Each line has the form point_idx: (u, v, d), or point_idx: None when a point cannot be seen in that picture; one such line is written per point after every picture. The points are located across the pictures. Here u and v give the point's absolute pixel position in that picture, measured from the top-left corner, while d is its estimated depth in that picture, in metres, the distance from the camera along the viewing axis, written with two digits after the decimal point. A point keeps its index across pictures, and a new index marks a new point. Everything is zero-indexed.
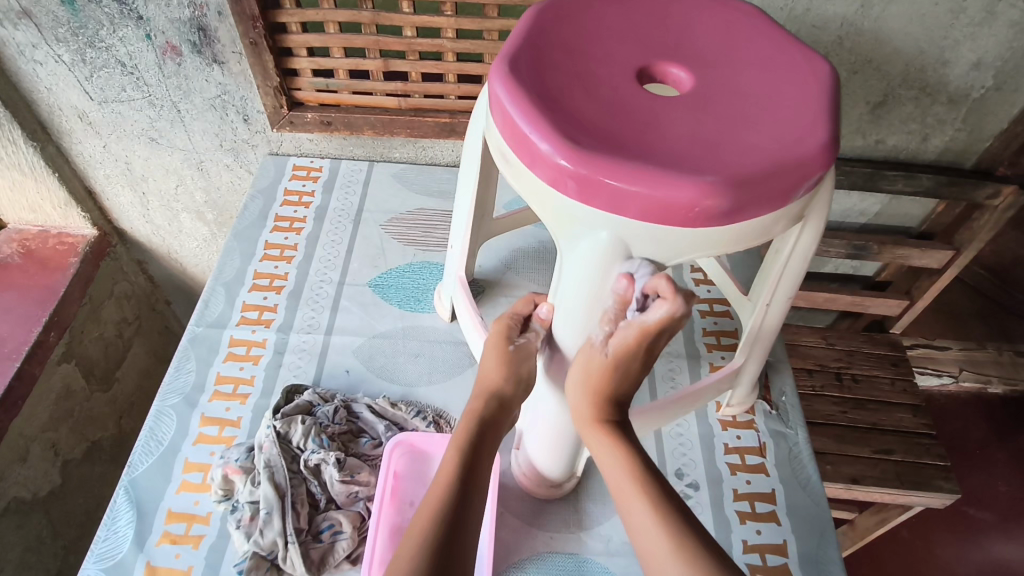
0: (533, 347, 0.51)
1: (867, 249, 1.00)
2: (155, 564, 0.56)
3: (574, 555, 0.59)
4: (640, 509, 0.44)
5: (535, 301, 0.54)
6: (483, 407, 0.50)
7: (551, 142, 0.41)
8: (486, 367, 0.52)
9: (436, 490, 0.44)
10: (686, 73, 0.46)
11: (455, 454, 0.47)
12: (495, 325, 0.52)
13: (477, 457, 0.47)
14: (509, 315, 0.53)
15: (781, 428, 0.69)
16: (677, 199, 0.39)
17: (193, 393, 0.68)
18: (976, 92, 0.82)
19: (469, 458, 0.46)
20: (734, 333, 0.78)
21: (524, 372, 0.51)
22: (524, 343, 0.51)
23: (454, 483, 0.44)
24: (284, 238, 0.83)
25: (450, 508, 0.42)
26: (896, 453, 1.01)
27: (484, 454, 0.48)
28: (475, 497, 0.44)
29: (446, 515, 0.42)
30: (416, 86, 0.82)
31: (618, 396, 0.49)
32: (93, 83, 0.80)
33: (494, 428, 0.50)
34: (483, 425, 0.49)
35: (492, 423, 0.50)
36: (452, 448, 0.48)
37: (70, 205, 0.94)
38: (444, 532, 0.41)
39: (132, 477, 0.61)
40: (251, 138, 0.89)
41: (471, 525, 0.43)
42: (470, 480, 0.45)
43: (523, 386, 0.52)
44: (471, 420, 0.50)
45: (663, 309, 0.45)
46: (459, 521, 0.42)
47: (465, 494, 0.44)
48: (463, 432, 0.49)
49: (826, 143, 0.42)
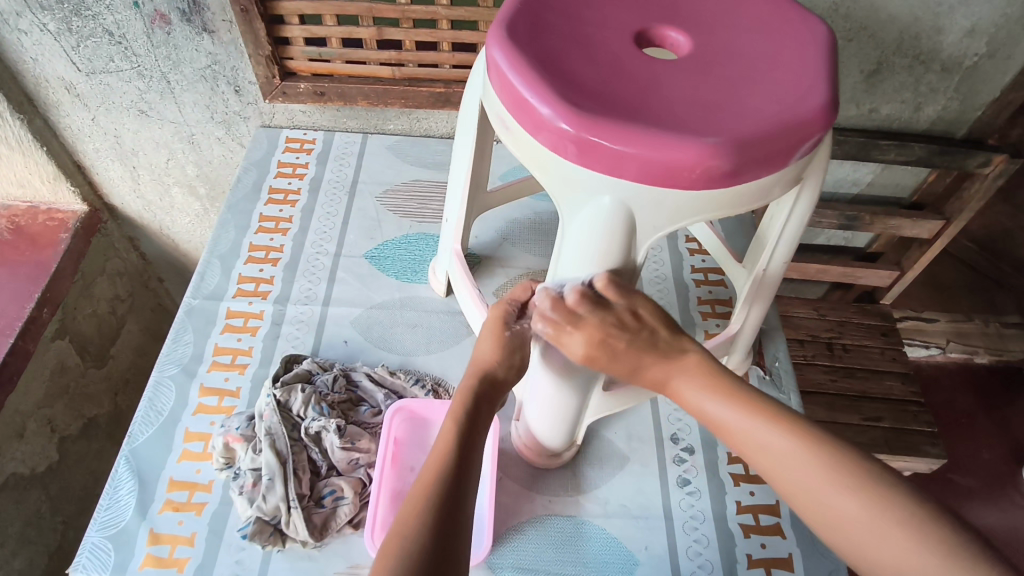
0: (529, 334, 0.51)
1: (858, 220, 1.01)
2: (158, 531, 0.57)
3: (573, 518, 0.60)
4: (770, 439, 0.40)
5: (532, 288, 0.53)
6: (478, 385, 0.49)
7: (551, 106, 0.40)
8: (481, 349, 0.51)
9: (430, 467, 0.43)
10: (684, 37, 0.46)
11: (451, 427, 0.46)
12: (493, 309, 0.51)
13: (473, 430, 0.47)
14: (508, 301, 0.52)
15: (774, 393, 0.71)
16: (680, 160, 0.39)
17: (192, 363, 0.68)
18: (970, 60, 0.82)
19: (466, 430, 0.46)
20: (728, 302, 0.79)
21: (517, 360, 0.51)
22: (520, 329, 0.51)
23: (450, 460, 0.44)
24: (278, 210, 0.82)
25: (445, 484, 0.42)
26: (885, 420, 1.03)
27: (481, 428, 0.47)
28: (472, 476, 0.44)
29: (440, 491, 0.42)
30: (411, 55, 0.81)
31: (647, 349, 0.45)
32: (80, 52, 0.78)
33: (488, 403, 0.49)
34: (478, 399, 0.48)
35: (487, 398, 0.49)
36: (448, 421, 0.47)
37: (60, 179, 0.93)
38: (441, 508, 0.41)
39: (133, 447, 0.62)
40: (243, 109, 0.88)
41: (466, 500, 0.43)
42: (465, 462, 0.44)
43: (515, 371, 0.51)
44: (466, 395, 0.48)
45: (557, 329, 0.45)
46: (456, 497, 0.42)
47: (461, 475, 0.43)
48: (459, 404, 0.48)
49: (826, 103, 0.42)
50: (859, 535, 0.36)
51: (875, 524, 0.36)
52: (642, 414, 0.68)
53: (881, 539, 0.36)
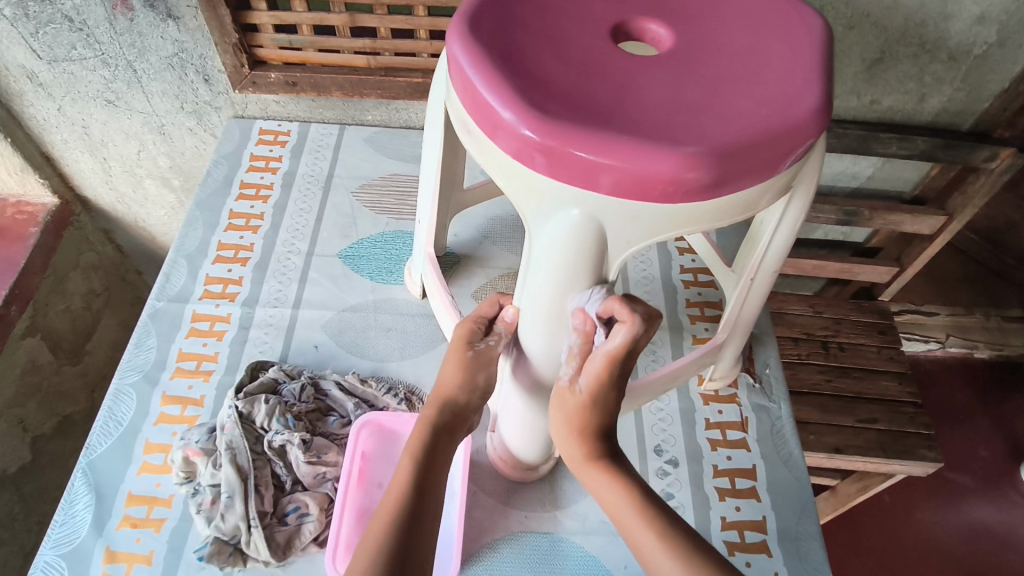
0: (495, 351, 0.49)
1: (857, 215, 0.98)
2: (115, 549, 0.54)
3: (550, 534, 0.58)
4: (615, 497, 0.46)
5: (501, 302, 0.51)
6: (437, 416, 0.48)
7: (514, 110, 0.36)
8: (445, 372, 0.49)
9: (385, 511, 0.43)
10: (666, 30, 0.42)
11: (408, 464, 0.46)
12: (458, 328, 0.50)
13: (431, 466, 0.46)
14: (474, 317, 0.50)
15: (764, 402, 0.68)
16: (655, 172, 0.35)
17: (154, 370, 0.65)
18: (978, 49, 0.78)
19: (423, 468, 0.45)
20: (718, 304, 0.75)
21: (479, 380, 0.49)
22: (485, 347, 0.49)
23: (406, 503, 0.43)
24: (249, 207, 0.79)
25: (398, 532, 0.42)
26: (880, 422, 1.00)
27: (440, 465, 0.46)
28: (427, 518, 0.43)
29: (394, 539, 0.41)
30: (387, 44, 0.77)
31: (605, 429, 0.47)
32: (40, 40, 0.74)
33: (449, 435, 0.48)
34: (437, 431, 0.48)
35: (447, 429, 0.48)
36: (405, 458, 0.46)
37: (27, 171, 0.90)
38: (393, 561, 0.40)
39: (90, 459, 0.59)
40: (214, 99, 0.84)
41: (423, 544, 0.42)
42: (420, 506, 0.43)
43: (478, 394, 0.50)
44: (424, 427, 0.48)
45: (624, 332, 0.43)
46: (408, 545, 0.41)
47: (415, 520, 0.43)
48: (416, 440, 0.47)
49: (819, 106, 0.38)
50: None
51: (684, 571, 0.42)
52: (625, 425, 0.65)
53: None
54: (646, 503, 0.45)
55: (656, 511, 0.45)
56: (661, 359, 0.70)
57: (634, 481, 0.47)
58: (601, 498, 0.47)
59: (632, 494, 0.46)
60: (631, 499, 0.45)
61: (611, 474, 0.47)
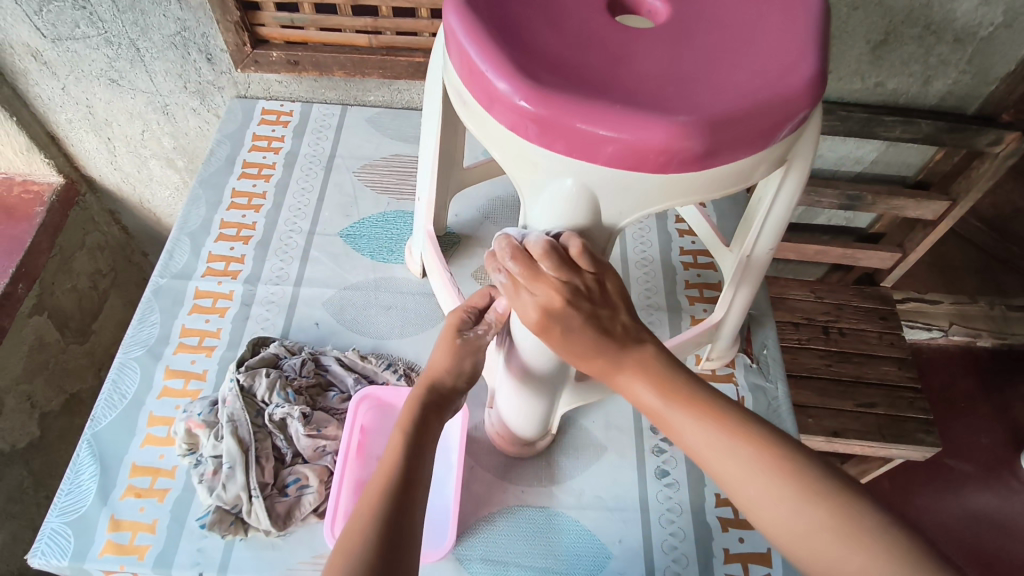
0: (484, 340, 0.49)
1: (860, 200, 0.97)
2: (119, 517, 0.55)
3: (547, 508, 0.59)
4: (643, 391, 0.41)
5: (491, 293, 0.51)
6: (423, 394, 0.47)
7: (508, 80, 0.37)
8: (435, 355, 0.49)
9: (379, 478, 0.42)
10: (662, 3, 0.42)
11: (399, 439, 0.45)
12: (450, 315, 0.50)
13: (423, 439, 0.45)
14: (464, 307, 0.50)
15: (760, 381, 0.68)
16: (648, 142, 0.36)
17: (158, 345, 0.66)
18: (984, 30, 0.77)
19: (414, 440, 0.44)
20: (717, 285, 0.76)
21: (468, 366, 0.49)
22: (474, 336, 0.49)
23: (399, 471, 0.42)
24: (252, 185, 0.79)
25: (392, 497, 0.41)
26: (879, 406, 1.00)
27: (430, 438, 0.46)
28: (421, 488, 0.43)
29: (389, 503, 0.40)
30: (387, 22, 0.77)
31: (600, 342, 0.41)
32: (43, 18, 0.75)
33: (438, 413, 0.47)
34: (426, 409, 0.47)
35: (436, 408, 0.48)
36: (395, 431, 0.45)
37: (33, 151, 0.90)
38: (389, 525, 0.39)
39: (95, 430, 0.60)
40: (216, 79, 0.84)
41: (418, 509, 0.41)
42: (413, 475, 0.42)
43: (466, 378, 0.50)
44: (414, 405, 0.47)
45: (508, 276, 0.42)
46: (404, 509, 0.40)
47: (408, 486, 0.42)
48: (406, 416, 0.46)
49: (813, 76, 0.38)
50: (733, 471, 0.38)
51: (744, 456, 0.38)
52: (622, 404, 0.66)
53: (746, 472, 0.38)
54: (680, 385, 0.41)
55: (687, 393, 0.41)
56: (660, 338, 0.70)
57: (658, 365, 0.42)
58: (627, 392, 0.42)
59: (660, 385, 0.41)
60: (658, 390, 0.41)
61: (634, 367, 0.42)
